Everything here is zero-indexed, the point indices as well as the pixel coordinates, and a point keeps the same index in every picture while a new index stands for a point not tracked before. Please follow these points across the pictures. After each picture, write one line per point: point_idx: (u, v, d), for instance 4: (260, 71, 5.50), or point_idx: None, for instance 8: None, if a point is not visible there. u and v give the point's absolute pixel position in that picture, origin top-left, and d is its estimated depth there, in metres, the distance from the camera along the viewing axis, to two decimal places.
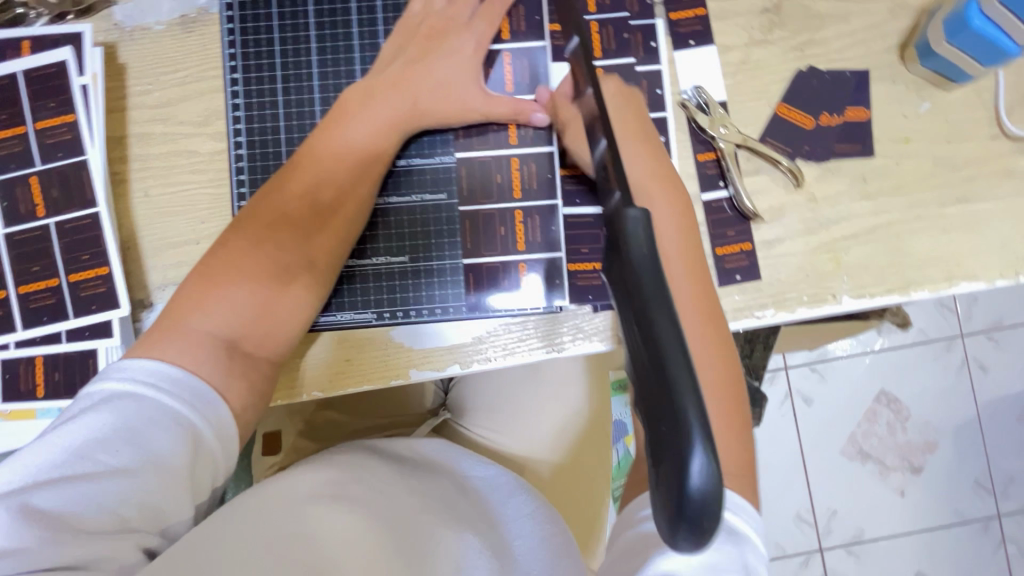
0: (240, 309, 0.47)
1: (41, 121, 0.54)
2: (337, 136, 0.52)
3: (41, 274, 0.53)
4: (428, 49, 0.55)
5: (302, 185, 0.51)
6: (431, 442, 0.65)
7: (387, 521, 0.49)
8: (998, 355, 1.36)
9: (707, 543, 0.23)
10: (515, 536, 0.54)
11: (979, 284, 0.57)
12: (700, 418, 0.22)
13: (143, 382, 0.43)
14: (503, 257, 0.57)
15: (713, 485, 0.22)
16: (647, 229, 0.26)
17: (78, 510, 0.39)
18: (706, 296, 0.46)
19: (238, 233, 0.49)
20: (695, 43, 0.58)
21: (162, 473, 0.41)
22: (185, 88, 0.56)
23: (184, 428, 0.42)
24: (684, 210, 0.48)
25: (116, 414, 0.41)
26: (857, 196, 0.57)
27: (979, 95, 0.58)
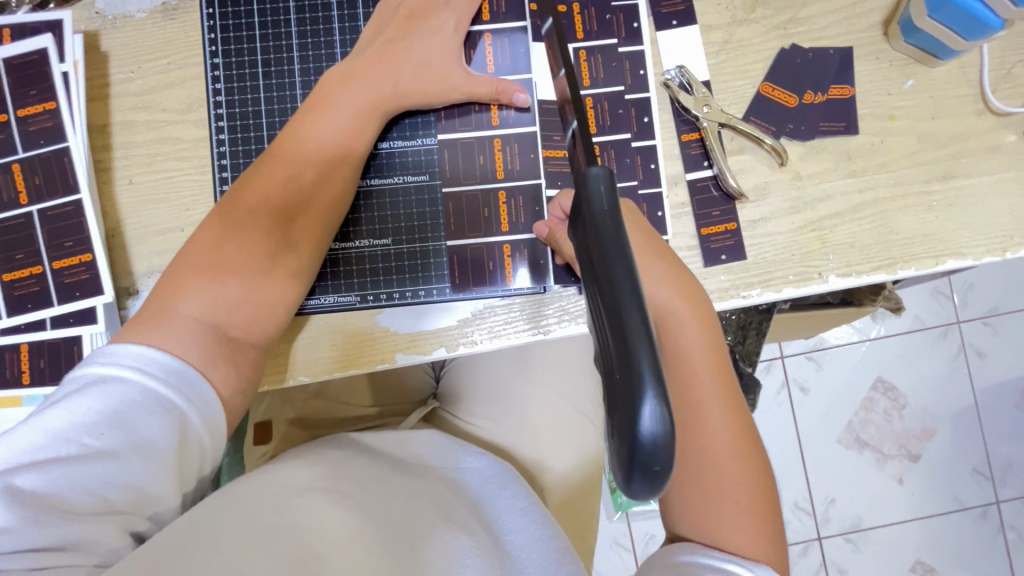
0: (224, 292, 0.47)
1: (23, 109, 0.54)
2: (319, 121, 0.52)
3: (25, 262, 0.53)
4: (407, 29, 0.55)
5: (286, 170, 0.51)
6: (422, 436, 0.64)
7: (379, 520, 0.49)
8: (995, 341, 1.35)
9: (660, 489, 0.24)
10: (506, 531, 0.55)
11: (966, 261, 0.57)
12: (652, 367, 0.24)
13: (131, 367, 0.42)
14: (487, 239, 0.57)
15: (663, 430, 0.23)
16: (609, 187, 0.27)
17: (65, 493, 0.39)
18: (733, 404, 0.47)
19: (223, 217, 0.50)
20: (678, 24, 0.58)
21: (149, 460, 0.41)
22: (167, 75, 0.56)
23: (172, 416, 0.42)
24: (709, 323, 0.49)
25: (101, 399, 0.41)
26: (842, 173, 0.57)
27: (964, 71, 0.58)
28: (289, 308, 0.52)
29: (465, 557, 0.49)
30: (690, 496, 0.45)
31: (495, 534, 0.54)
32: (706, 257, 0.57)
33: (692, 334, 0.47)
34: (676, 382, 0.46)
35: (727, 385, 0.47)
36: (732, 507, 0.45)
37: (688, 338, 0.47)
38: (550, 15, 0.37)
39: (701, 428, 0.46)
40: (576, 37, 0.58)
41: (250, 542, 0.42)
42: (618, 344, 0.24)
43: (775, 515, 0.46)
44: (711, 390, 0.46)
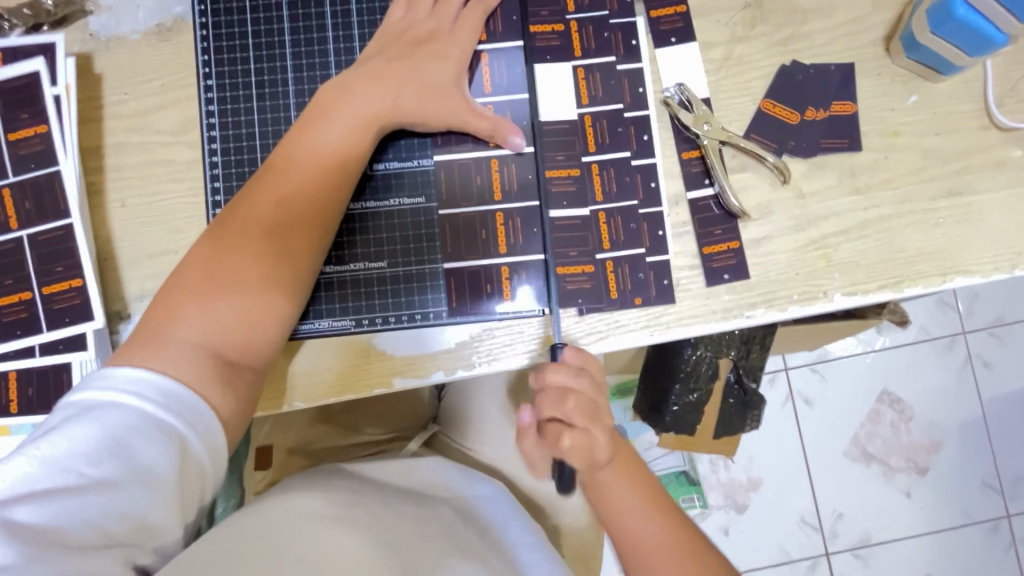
0: (218, 312, 0.47)
1: (16, 132, 0.52)
2: (314, 140, 0.51)
3: (14, 288, 0.51)
4: (408, 49, 0.54)
5: (278, 189, 0.50)
6: (430, 466, 0.64)
7: (394, 552, 0.48)
8: (1002, 351, 1.34)
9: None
10: (522, 563, 0.57)
11: (974, 278, 0.56)
12: None
13: (129, 393, 0.42)
14: (486, 263, 0.56)
15: None
16: None
17: (61, 525, 0.37)
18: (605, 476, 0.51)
19: (216, 238, 0.49)
20: (676, 41, 0.57)
21: (149, 485, 0.40)
22: (162, 97, 0.56)
23: (172, 440, 0.41)
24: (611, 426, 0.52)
25: (99, 425, 0.40)
26: (846, 190, 0.56)
27: (968, 86, 0.57)
28: (285, 327, 0.51)
29: None
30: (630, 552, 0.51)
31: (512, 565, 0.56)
32: (709, 277, 0.56)
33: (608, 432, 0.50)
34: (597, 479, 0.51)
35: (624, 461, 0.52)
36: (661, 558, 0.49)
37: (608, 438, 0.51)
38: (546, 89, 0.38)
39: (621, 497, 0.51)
40: (573, 56, 0.57)
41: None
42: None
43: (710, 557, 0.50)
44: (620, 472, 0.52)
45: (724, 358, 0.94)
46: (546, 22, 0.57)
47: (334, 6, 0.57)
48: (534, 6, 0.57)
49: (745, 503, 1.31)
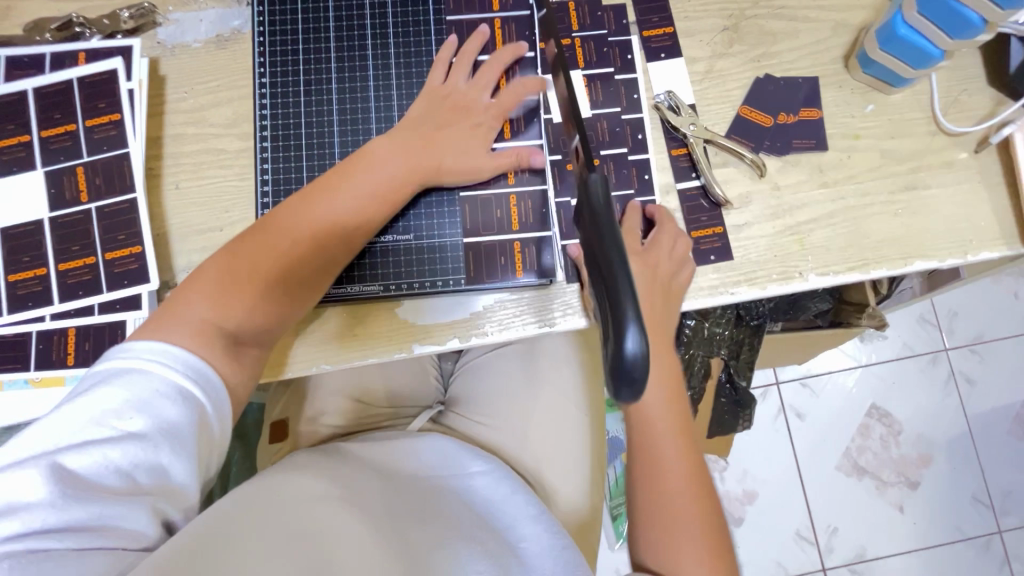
0: (239, 304, 0.52)
1: (92, 119, 0.59)
2: (344, 180, 0.57)
3: (80, 253, 0.57)
4: (446, 116, 0.61)
5: (312, 216, 0.55)
6: (431, 445, 0.69)
7: (390, 529, 0.55)
8: (983, 368, 1.47)
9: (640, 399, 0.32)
10: (521, 538, 0.60)
11: (932, 262, 0.63)
12: (633, 310, 0.33)
13: (155, 360, 0.46)
14: (500, 237, 0.62)
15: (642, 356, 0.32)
16: (604, 186, 0.37)
17: (98, 473, 0.43)
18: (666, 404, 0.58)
19: (249, 241, 0.54)
20: (666, 56, 0.66)
21: (174, 442, 0.45)
22: (217, 95, 0.64)
23: (191, 405, 0.46)
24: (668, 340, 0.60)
25: (128, 390, 0.45)
26: (815, 184, 0.64)
27: (917, 98, 0.66)
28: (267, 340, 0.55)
29: (473, 555, 0.54)
30: (646, 480, 0.57)
31: (511, 540, 0.59)
32: (697, 257, 0.63)
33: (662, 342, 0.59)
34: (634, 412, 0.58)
35: (677, 409, 0.59)
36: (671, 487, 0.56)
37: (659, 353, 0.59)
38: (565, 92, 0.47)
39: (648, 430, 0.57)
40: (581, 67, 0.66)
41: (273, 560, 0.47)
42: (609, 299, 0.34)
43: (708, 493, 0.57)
44: (662, 415, 0.58)
45: (715, 358, 1.01)
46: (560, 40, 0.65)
47: (373, 18, 0.65)
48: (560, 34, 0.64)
49: (741, 516, 1.40)
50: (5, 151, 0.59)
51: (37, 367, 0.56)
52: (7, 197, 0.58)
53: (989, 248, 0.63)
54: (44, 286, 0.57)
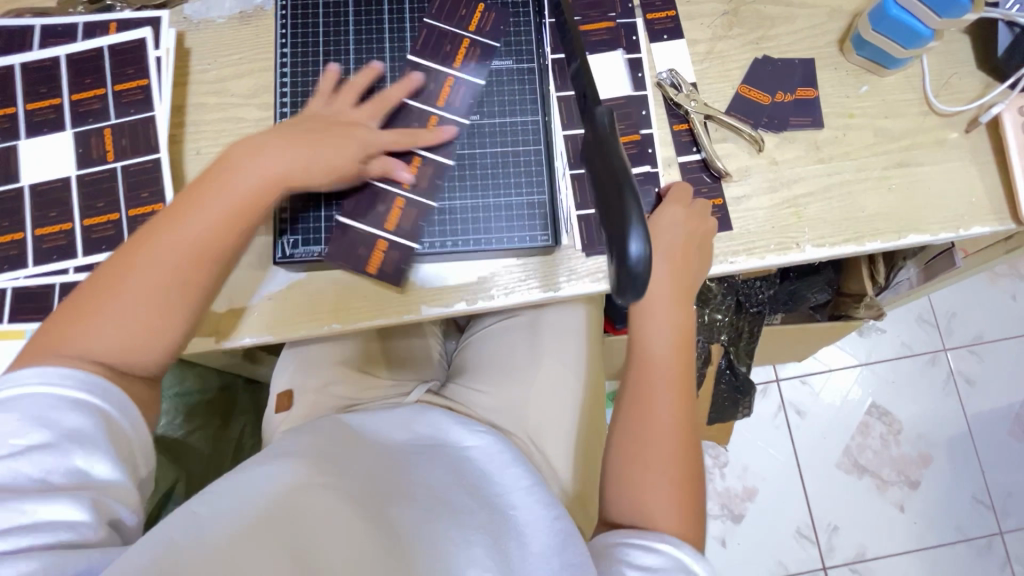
0: (115, 335, 0.51)
1: (120, 84, 0.62)
2: (205, 194, 0.54)
3: (104, 209, 0.60)
4: (317, 129, 0.58)
5: (171, 233, 0.53)
6: (432, 419, 0.67)
7: (378, 506, 0.56)
8: (982, 369, 1.48)
9: (642, 297, 0.37)
10: (513, 507, 0.58)
11: (925, 236, 0.65)
12: (638, 219, 0.37)
13: (39, 382, 0.47)
14: (371, 232, 0.61)
15: (645, 260, 0.36)
16: (608, 113, 0.41)
17: (12, 486, 0.44)
18: (676, 372, 0.61)
19: (107, 273, 0.52)
20: (668, 38, 0.69)
21: (81, 441, 0.47)
22: (239, 68, 0.67)
23: (91, 409, 0.48)
24: (685, 315, 0.63)
25: (20, 410, 0.46)
26: (812, 160, 0.67)
27: (910, 80, 0.68)
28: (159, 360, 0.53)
29: (472, 539, 0.54)
30: (633, 438, 0.59)
31: (502, 509, 0.58)
32: None
33: (673, 314, 0.62)
34: (639, 364, 0.62)
35: (681, 377, 0.61)
36: (657, 455, 0.57)
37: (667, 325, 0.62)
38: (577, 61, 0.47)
39: (647, 393, 0.60)
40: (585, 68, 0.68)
41: (261, 536, 0.49)
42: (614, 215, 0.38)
43: (694, 478, 0.57)
44: (663, 379, 0.60)
45: (716, 344, 1.02)
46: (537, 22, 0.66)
47: None
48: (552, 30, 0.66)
49: (741, 513, 1.40)
50: (37, 113, 0.61)
51: None
52: (37, 156, 0.60)
53: (981, 223, 0.66)
54: (69, 240, 0.59)
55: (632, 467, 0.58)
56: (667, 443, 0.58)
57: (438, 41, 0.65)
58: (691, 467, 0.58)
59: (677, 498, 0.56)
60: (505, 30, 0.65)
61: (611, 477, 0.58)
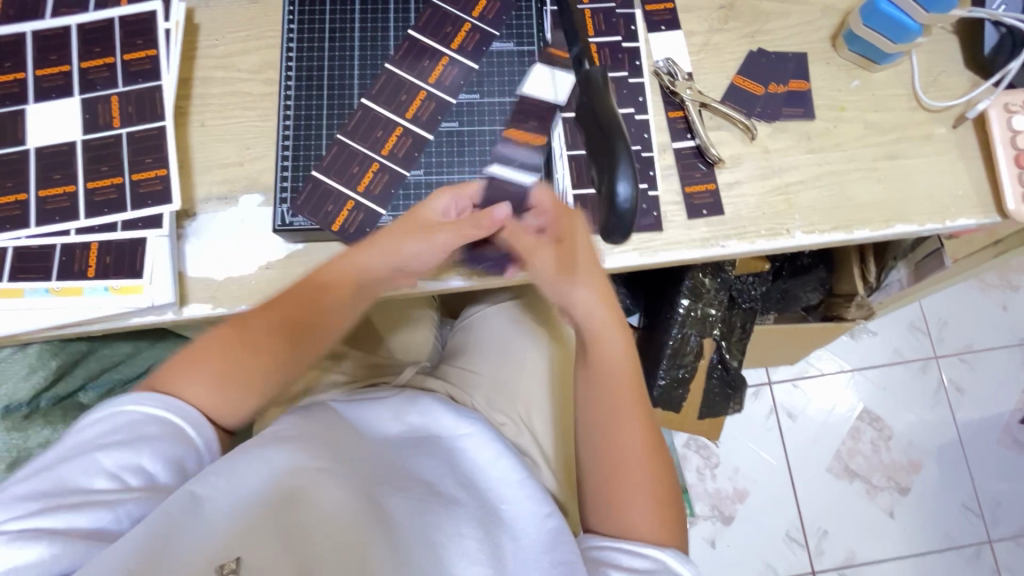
0: (223, 395, 0.58)
1: (129, 54, 0.63)
2: (333, 278, 0.58)
3: (108, 173, 0.61)
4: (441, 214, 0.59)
5: (293, 315, 0.58)
6: (421, 406, 0.68)
7: (374, 493, 0.56)
8: (972, 377, 1.49)
9: (628, 233, 0.48)
10: (504, 501, 0.59)
11: (912, 226, 0.67)
12: (626, 163, 0.47)
13: (131, 400, 0.55)
14: (340, 189, 0.62)
15: (631, 201, 0.47)
16: (602, 72, 0.51)
17: (87, 479, 0.50)
18: (638, 415, 0.59)
19: (232, 335, 0.58)
20: (665, 29, 0.71)
21: (155, 449, 0.53)
22: (245, 44, 0.68)
23: (168, 424, 0.55)
24: (630, 350, 0.61)
25: (112, 421, 0.53)
26: (803, 149, 0.68)
27: (899, 76, 0.70)
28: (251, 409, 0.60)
29: (464, 529, 0.54)
30: (601, 493, 0.58)
31: (493, 503, 0.59)
32: (690, 211, 0.66)
33: (616, 352, 0.60)
34: (601, 416, 0.59)
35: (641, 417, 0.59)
36: (633, 504, 0.57)
37: (615, 366, 0.60)
38: (579, 44, 0.55)
39: (613, 441, 0.58)
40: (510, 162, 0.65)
41: (264, 531, 0.48)
42: (608, 161, 0.48)
43: (674, 507, 0.58)
44: (629, 426, 0.59)
45: (708, 338, 1.03)
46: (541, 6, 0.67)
47: None
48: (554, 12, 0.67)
49: (731, 514, 1.40)
50: (46, 79, 0.63)
51: (58, 276, 0.58)
52: (45, 120, 0.62)
53: (967, 215, 0.67)
54: (72, 202, 0.60)
55: (609, 518, 0.57)
56: (642, 491, 0.57)
57: (440, 22, 0.66)
58: (668, 503, 0.58)
59: (665, 532, 0.56)
60: (507, 21, 0.67)
61: (597, 520, 0.58)
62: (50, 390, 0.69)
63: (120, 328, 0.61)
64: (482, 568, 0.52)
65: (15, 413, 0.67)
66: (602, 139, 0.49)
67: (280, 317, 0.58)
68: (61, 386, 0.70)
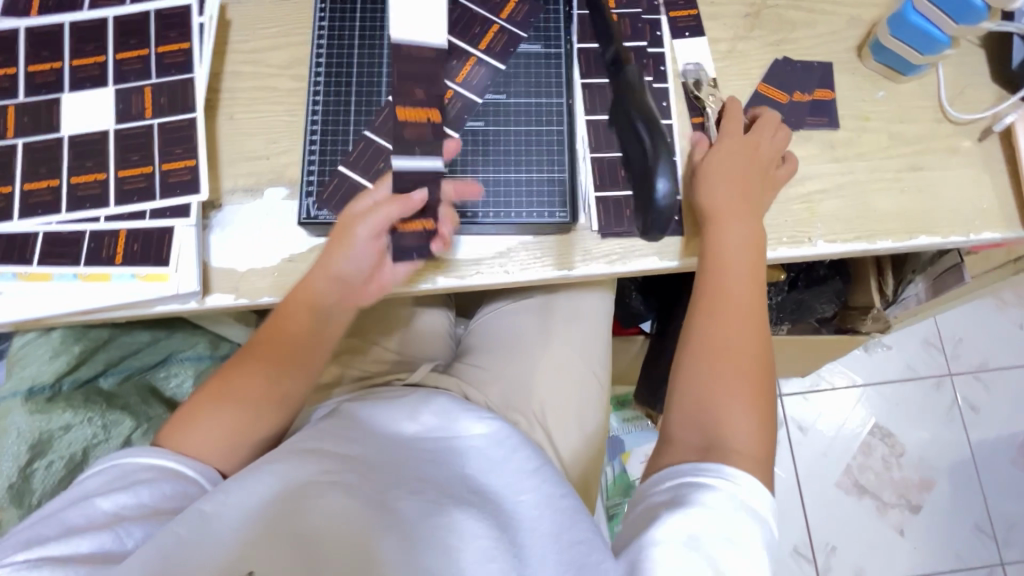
0: (242, 428, 0.60)
1: (163, 46, 0.65)
2: (306, 292, 0.60)
3: (138, 162, 0.62)
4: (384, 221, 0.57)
5: (280, 332, 0.61)
6: (440, 406, 0.66)
7: (384, 497, 0.54)
8: (987, 395, 1.47)
9: (665, 227, 0.61)
10: (518, 496, 0.57)
11: (936, 238, 0.66)
12: (668, 167, 0.59)
13: (128, 454, 0.55)
14: (365, 185, 0.63)
15: (670, 199, 0.59)
16: (639, 81, 0.63)
17: (84, 523, 0.49)
18: (753, 301, 0.61)
19: (228, 374, 0.61)
20: (690, 35, 0.71)
21: (153, 490, 0.52)
22: (276, 40, 0.69)
23: (162, 467, 0.55)
24: (755, 242, 0.62)
25: (110, 472, 0.53)
26: (826, 158, 0.68)
27: (925, 88, 0.70)
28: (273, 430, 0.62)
29: (477, 530, 0.52)
30: (703, 372, 0.58)
31: (508, 504, 0.57)
32: None
33: (740, 237, 0.62)
34: (717, 293, 0.61)
35: (756, 307, 0.61)
36: (733, 389, 0.57)
37: (736, 252, 0.61)
38: (611, 45, 0.65)
39: (724, 319, 0.60)
40: (412, 150, 0.55)
41: (274, 545, 0.48)
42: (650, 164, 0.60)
43: (769, 410, 0.58)
44: (742, 308, 0.60)
45: None
46: (569, 11, 0.68)
47: None
48: (583, 20, 0.68)
49: None
50: (81, 69, 0.64)
51: (85, 262, 0.59)
52: (79, 108, 0.63)
53: (991, 229, 0.67)
54: (102, 189, 0.61)
55: (703, 400, 0.58)
56: (744, 378, 0.58)
57: (469, 22, 0.67)
58: (767, 405, 0.58)
59: (760, 428, 0.56)
60: (535, 23, 0.67)
61: (681, 407, 0.59)
62: (73, 373, 0.70)
63: (144, 315, 0.62)
64: (500, 566, 0.50)
65: (37, 396, 0.67)
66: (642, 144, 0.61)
67: (257, 353, 0.61)
68: (83, 370, 0.71)
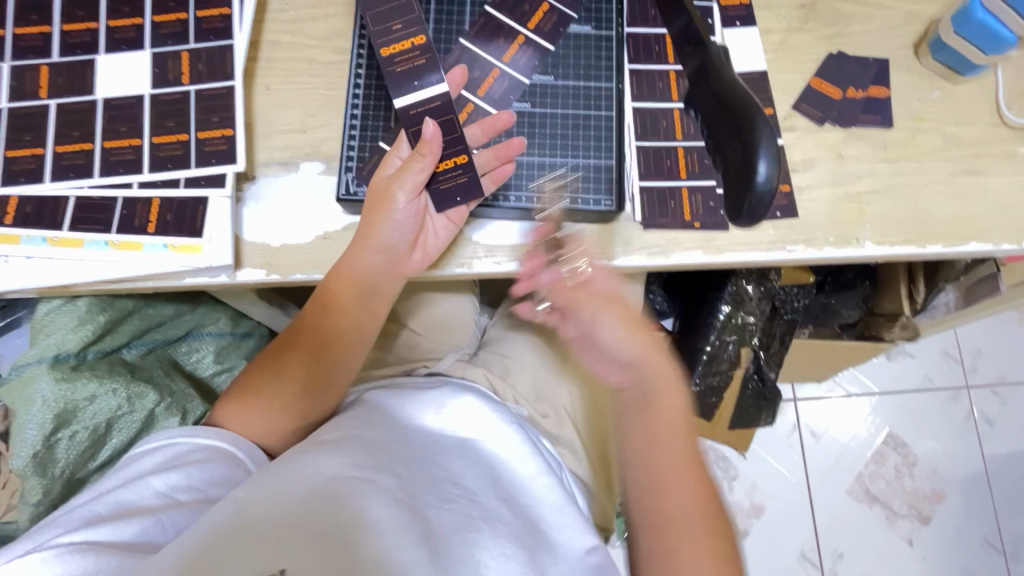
0: (292, 410, 0.61)
1: (201, 11, 0.63)
2: (340, 278, 0.58)
3: (174, 129, 0.60)
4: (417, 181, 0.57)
5: (319, 315, 0.61)
6: (465, 406, 0.63)
7: (418, 502, 0.51)
8: (1004, 410, 1.45)
9: (759, 214, 0.48)
10: (547, 516, 0.57)
11: (988, 245, 0.64)
12: (768, 142, 0.47)
13: (175, 437, 0.55)
14: None
15: (770, 180, 0.47)
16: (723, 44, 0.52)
17: (133, 504, 0.49)
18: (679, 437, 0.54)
19: (275, 358, 0.62)
20: (741, 24, 0.69)
21: (199, 474, 0.52)
22: (315, 10, 0.67)
23: (210, 450, 0.55)
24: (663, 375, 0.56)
25: (161, 453, 0.54)
26: (879, 158, 0.66)
27: (983, 90, 0.68)
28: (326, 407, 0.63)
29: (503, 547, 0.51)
30: (651, 530, 0.51)
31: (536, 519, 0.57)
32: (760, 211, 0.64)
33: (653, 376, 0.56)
34: (643, 444, 0.54)
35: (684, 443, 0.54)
36: (691, 543, 0.50)
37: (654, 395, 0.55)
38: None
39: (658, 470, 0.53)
40: (412, 81, 0.60)
41: (304, 545, 0.45)
42: (743, 140, 0.48)
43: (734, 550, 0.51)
44: (671, 448, 0.54)
45: (746, 346, 0.99)
46: None
47: None
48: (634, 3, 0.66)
49: (746, 529, 1.37)
50: (118, 30, 0.62)
51: (118, 230, 0.58)
52: (115, 71, 0.61)
53: None
54: (135, 155, 0.59)
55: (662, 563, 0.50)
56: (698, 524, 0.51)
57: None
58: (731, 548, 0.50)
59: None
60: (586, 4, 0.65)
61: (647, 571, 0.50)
62: (97, 343, 0.68)
63: (173, 287, 0.60)
64: None
65: (63, 364, 0.65)
66: (731, 112, 0.49)
67: (299, 337, 0.62)
68: (108, 341, 0.69)
